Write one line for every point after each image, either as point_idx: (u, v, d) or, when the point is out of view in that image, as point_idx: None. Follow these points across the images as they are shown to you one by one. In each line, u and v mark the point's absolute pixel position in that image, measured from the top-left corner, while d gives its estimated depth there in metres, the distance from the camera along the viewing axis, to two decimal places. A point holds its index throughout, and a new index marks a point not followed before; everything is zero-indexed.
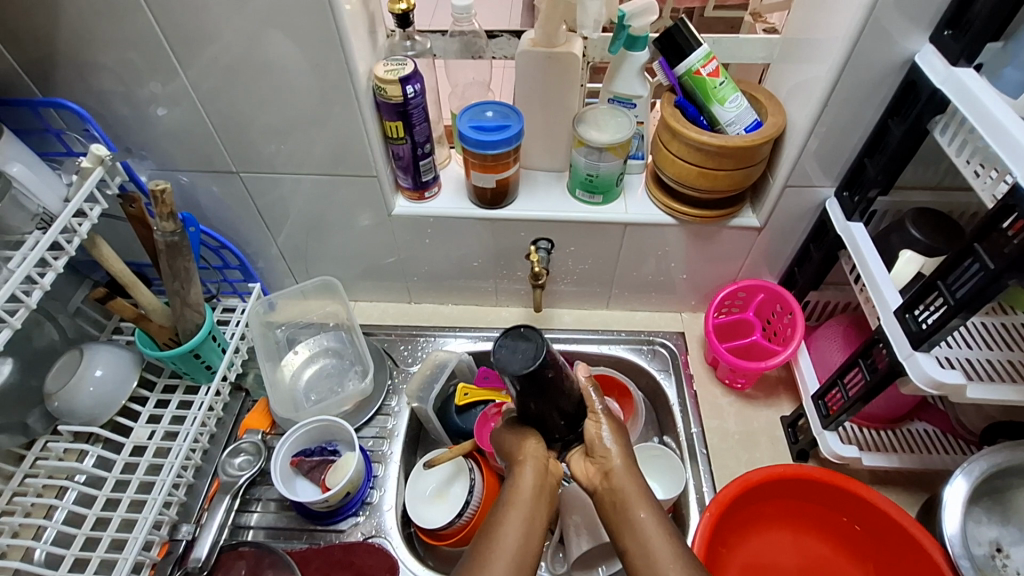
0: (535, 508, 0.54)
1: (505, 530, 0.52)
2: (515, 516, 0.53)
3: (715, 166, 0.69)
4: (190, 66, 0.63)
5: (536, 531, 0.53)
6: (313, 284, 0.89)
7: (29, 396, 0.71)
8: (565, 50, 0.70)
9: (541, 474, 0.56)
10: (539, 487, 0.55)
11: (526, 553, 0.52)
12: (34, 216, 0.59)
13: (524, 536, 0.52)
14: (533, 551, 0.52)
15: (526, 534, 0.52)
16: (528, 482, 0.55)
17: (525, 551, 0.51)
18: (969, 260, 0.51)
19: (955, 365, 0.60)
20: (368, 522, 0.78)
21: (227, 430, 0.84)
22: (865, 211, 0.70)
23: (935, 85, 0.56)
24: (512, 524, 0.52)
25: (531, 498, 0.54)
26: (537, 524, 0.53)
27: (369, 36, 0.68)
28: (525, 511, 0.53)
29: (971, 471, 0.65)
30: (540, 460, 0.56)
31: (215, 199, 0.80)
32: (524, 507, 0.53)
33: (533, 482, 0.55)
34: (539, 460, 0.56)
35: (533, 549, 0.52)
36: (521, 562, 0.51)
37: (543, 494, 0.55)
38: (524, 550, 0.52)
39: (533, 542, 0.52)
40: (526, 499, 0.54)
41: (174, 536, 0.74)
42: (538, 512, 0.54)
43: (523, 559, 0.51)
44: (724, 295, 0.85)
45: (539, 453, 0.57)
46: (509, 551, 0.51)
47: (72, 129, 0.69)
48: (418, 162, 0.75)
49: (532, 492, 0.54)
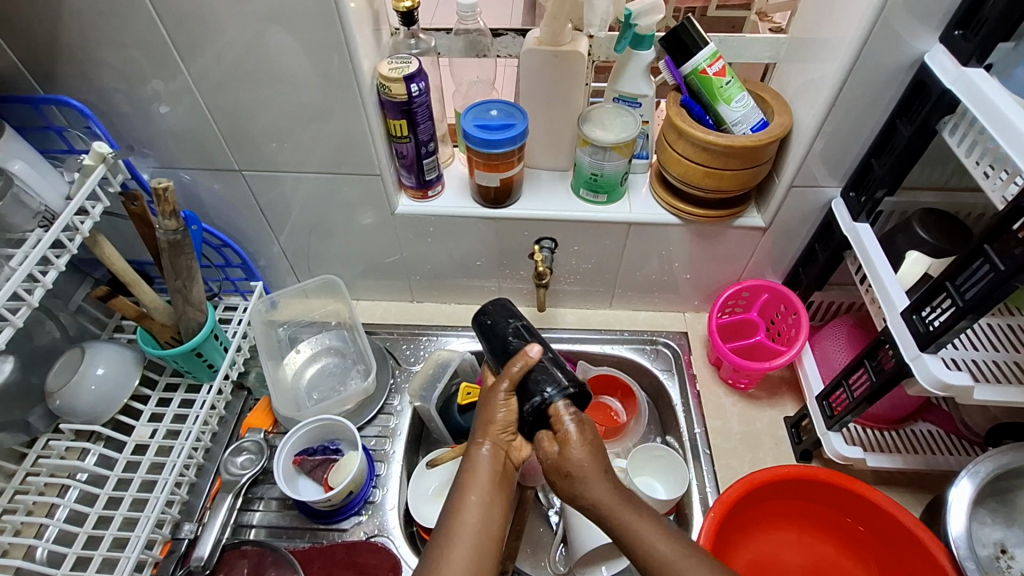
0: (495, 489, 0.54)
1: (464, 512, 0.52)
2: (474, 498, 0.53)
3: (721, 166, 0.69)
4: (194, 63, 0.63)
5: (495, 515, 0.53)
6: (316, 282, 0.88)
7: (30, 395, 0.71)
8: (571, 49, 0.69)
9: (498, 455, 0.56)
10: (495, 467, 0.55)
11: (487, 539, 0.52)
12: (37, 213, 0.59)
13: (482, 521, 0.52)
14: (493, 543, 0.52)
15: (485, 517, 0.53)
16: (485, 466, 0.55)
17: (485, 538, 0.52)
18: (979, 260, 0.51)
19: (962, 366, 0.60)
20: (372, 522, 0.78)
21: (229, 429, 0.84)
22: (871, 211, 0.69)
23: (944, 85, 0.56)
24: (471, 509, 0.52)
25: (488, 478, 0.54)
26: (496, 506, 0.54)
27: (374, 33, 0.68)
28: (483, 494, 0.54)
29: (977, 472, 0.65)
30: (497, 434, 0.57)
31: (217, 197, 0.80)
32: (481, 487, 0.54)
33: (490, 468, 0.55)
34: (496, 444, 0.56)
35: (493, 538, 0.52)
36: (481, 556, 0.51)
37: (499, 473, 0.55)
38: (485, 542, 0.51)
39: (492, 532, 0.52)
40: (485, 484, 0.54)
41: (176, 535, 0.74)
42: (496, 494, 0.54)
43: (483, 551, 0.51)
44: (728, 295, 0.85)
45: (501, 431, 0.57)
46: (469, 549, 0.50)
47: (74, 126, 0.68)
48: (421, 162, 0.75)
49: (490, 472, 0.55)
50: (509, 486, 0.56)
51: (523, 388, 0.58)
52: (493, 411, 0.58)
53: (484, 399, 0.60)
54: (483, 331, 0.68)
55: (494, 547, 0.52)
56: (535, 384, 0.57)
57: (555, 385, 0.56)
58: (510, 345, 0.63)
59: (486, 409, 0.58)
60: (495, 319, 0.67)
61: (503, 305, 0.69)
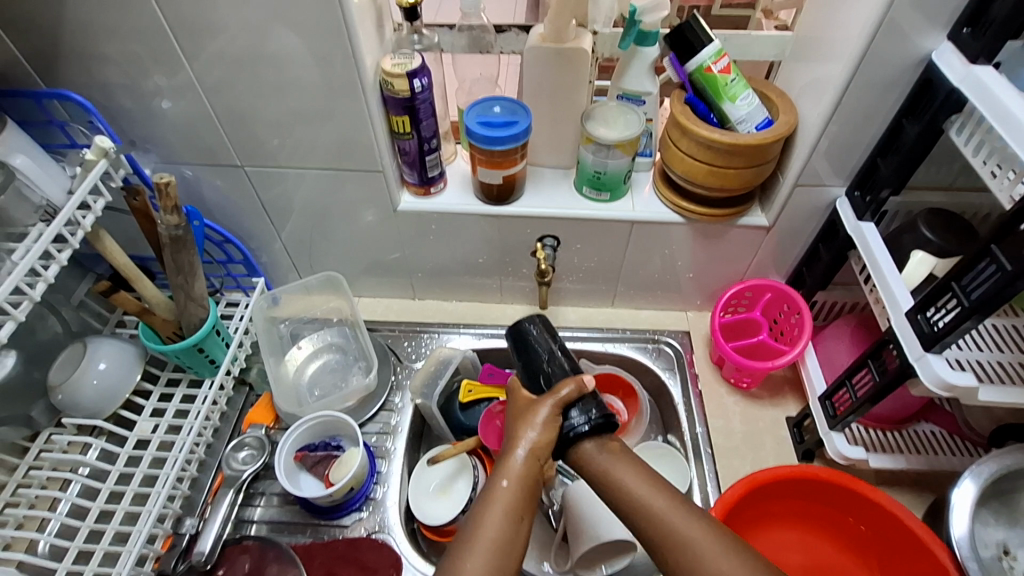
0: (521, 506, 0.50)
1: (486, 524, 0.48)
2: (500, 512, 0.49)
3: (725, 164, 0.68)
4: (196, 58, 0.63)
5: (519, 533, 0.49)
6: (317, 279, 0.88)
7: (31, 389, 0.71)
8: (575, 45, 0.69)
9: (532, 470, 0.51)
10: (529, 479, 0.51)
11: (508, 553, 0.48)
12: (38, 208, 0.59)
13: (504, 539, 0.48)
14: (513, 562, 0.48)
15: (509, 533, 0.49)
16: (521, 472, 0.51)
17: (505, 556, 0.47)
18: (985, 261, 0.50)
19: (966, 366, 0.59)
20: (372, 518, 0.78)
21: (231, 424, 0.84)
22: (876, 211, 0.69)
23: (953, 83, 0.56)
24: (495, 521, 0.49)
25: (517, 494, 0.50)
26: (521, 523, 0.50)
27: (377, 28, 0.67)
28: (509, 509, 0.49)
29: (980, 473, 0.65)
30: (536, 452, 0.52)
31: (218, 192, 0.79)
32: (508, 503, 0.50)
33: (525, 475, 0.51)
34: (535, 452, 0.52)
35: (516, 545, 0.49)
36: (501, 561, 0.47)
37: (529, 489, 0.51)
38: (508, 545, 0.48)
39: (514, 550, 0.48)
40: (517, 492, 0.50)
41: (178, 529, 0.73)
42: (522, 512, 0.50)
43: (504, 556, 0.48)
44: (730, 294, 0.85)
45: (540, 447, 0.52)
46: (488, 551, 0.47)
47: (77, 121, 0.68)
48: (424, 158, 0.75)
49: (520, 488, 0.50)
50: (533, 504, 0.51)
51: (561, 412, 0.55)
52: (533, 426, 0.53)
53: (521, 412, 0.55)
54: (518, 344, 0.63)
55: (513, 564, 0.48)
56: (574, 408, 0.54)
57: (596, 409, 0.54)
58: (551, 361, 0.60)
59: (525, 423, 0.53)
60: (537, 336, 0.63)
61: (543, 319, 0.65)
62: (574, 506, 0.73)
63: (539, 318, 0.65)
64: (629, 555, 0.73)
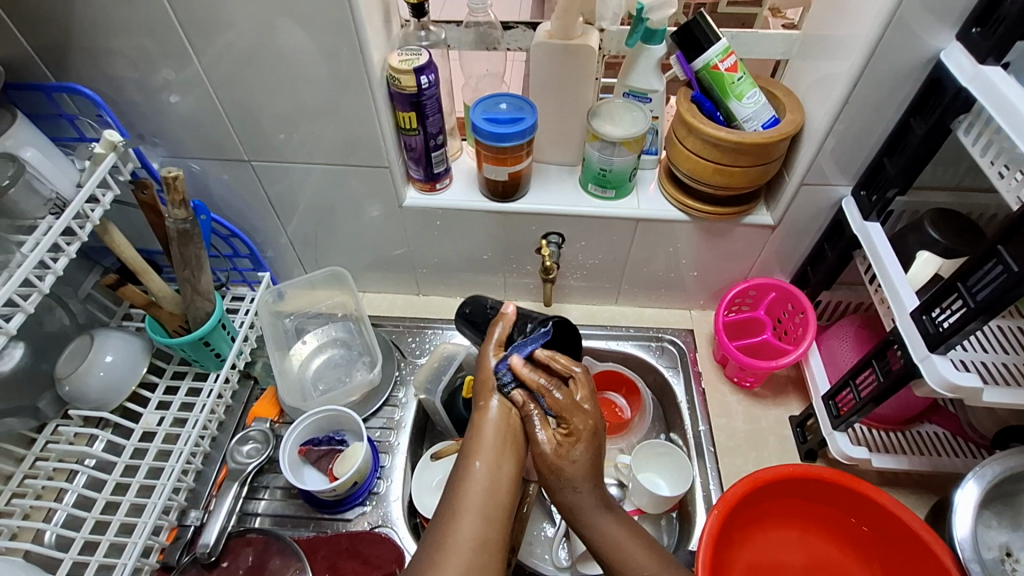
0: (499, 454, 0.59)
1: (470, 478, 0.57)
2: (479, 465, 0.58)
3: (731, 163, 0.68)
4: (204, 53, 0.63)
5: (501, 477, 0.58)
6: (323, 274, 0.89)
7: (40, 380, 0.71)
8: (581, 43, 0.69)
9: (503, 414, 0.61)
10: (502, 424, 0.61)
11: (494, 503, 0.56)
12: (47, 201, 0.59)
13: (486, 491, 0.57)
14: (500, 510, 0.56)
15: (490, 481, 0.57)
16: (491, 422, 0.61)
17: (490, 506, 0.56)
18: (991, 262, 0.50)
19: (970, 368, 0.59)
20: (376, 512, 0.78)
21: (236, 417, 0.84)
22: (882, 211, 0.69)
23: (961, 84, 0.55)
24: (476, 474, 0.57)
25: (493, 440, 0.59)
26: (502, 470, 0.58)
27: (384, 25, 0.68)
28: (487, 460, 0.58)
29: (984, 475, 0.65)
30: (499, 393, 0.62)
31: (225, 187, 0.80)
32: (486, 454, 0.58)
33: (496, 421, 0.61)
34: (503, 400, 0.62)
35: (500, 497, 0.57)
36: (490, 509, 0.56)
37: (504, 429, 0.61)
38: (492, 496, 0.57)
39: (499, 497, 0.57)
40: (491, 437, 0.60)
41: (183, 522, 0.74)
42: (501, 456, 0.59)
43: (492, 504, 0.56)
44: (734, 293, 0.84)
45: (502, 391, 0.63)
46: (475, 504, 0.56)
47: (85, 114, 0.69)
48: (430, 154, 0.75)
49: (493, 434, 0.60)
50: (514, 445, 0.60)
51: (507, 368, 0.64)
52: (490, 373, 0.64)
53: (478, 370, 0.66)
54: (465, 318, 0.81)
55: (499, 514, 0.56)
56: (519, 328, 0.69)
57: (535, 323, 0.69)
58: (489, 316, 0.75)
59: (483, 377, 0.64)
60: (475, 312, 0.80)
61: (478, 297, 0.82)
62: None
63: (473, 299, 0.81)
64: None
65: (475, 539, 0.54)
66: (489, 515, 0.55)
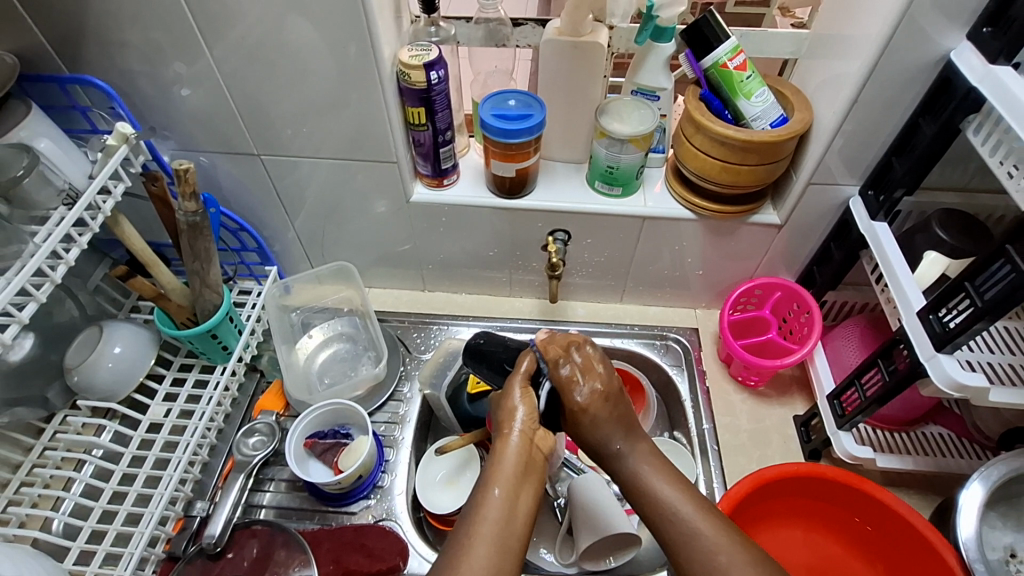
0: (519, 484, 0.52)
1: (487, 505, 0.50)
2: (498, 492, 0.51)
3: (739, 161, 0.68)
4: (216, 46, 0.63)
5: (520, 507, 0.51)
6: (330, 268, 0.89)
7: (49, 370, 0.72)
8: (591, 40, 0.69)
9: (526, 444, 0.55)
10: (523, 456, 0.54)
11: (510, 536, 0.49)
12: (60, 191, 0.60)
13: (504, 518, 0.50)
14: (517, 539, 0.50)
15: (508, 510, 0.50)
16: (511, 453, 0.54)
17: (508, 534, 0.49)
18: (1000, 261, 0.50)
19: (977, 368, 0.59)
20: (380, 506, 0.79)
21: (242, 411, 0.85)
22: (890, 211, 0.69)
23: (971, 83, 0.55)
24: (495, 501, 0.51)
25: (514, 470, 0.53)
26: (520, 501, 0.52)
27: (395, 21, 0.68)
28: (506, 487, 0.52)
29: (989, 476, 0.65)
30: (525, 425, 0.56)
31: (235, 181, 0.80)
32: (506, 481, 0.52)
33: (517, 454, 0.54)
34: (525, 434, 0.55)
35: (518, 529, 0.50)
36: (505, 543, 0.49)
37: (524, 463, 0.54)
38: (509, 524, 0.50)
39: (516, 529, 0.50)
40: (510, 470, 0.53)
41: (188, 512, 0.75)
42: (521, 487, 0.52)
43: (507, 538, 0.49)
44: (740, 292, 0.85)
45: (526, 421, 0.56)
46: (491, 533, 0.49)
47: (98, 107, 0.69)
48: (438, 150, 0.75)
49: (514, 464, 0.53)
50: (534, 478, 0.54)
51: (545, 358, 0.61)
52: (510, 404, 0.57)
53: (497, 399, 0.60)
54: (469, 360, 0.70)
55: (517, 545, 0.49)
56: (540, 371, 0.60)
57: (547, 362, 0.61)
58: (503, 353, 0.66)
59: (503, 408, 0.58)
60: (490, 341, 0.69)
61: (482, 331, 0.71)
62: (582, 499, 0.74)
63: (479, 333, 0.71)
64: (633, 548, 0.73)
65: (490, 568, 0.47)
66: (506, 548, 0.49)
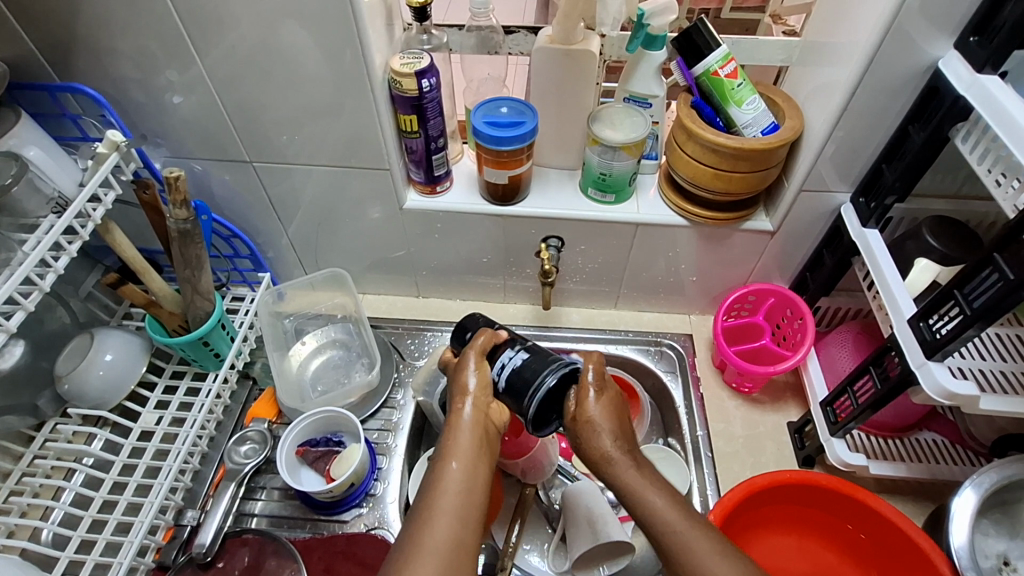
0: (476, 455, 0.53)
1: (446, 479, 0.51)
2: (456, 465, 0.52)
3: (730, 168, 0.69)
4: (208, 55, 0.63)
5: (478, 479, 0.52)
6: (323, 275, 0.89)
7: (39, 379, 0.71)
8: (582, 47, 0.69)
9: (480, 417, 0.56)
10: (478, 431, 0.55)
11: (470, 503, 0.50)
12: (49, 199, 0.59)
13: (463, 488, 0.51)
14: (477, 508, 0.51)
15: (467, 482, 0.51)
16: (467, 427, 0.54)
17: (467, 503, 0.50)
18: (988, 269, 0.50)
19: (968, 376, 0.59)
20: (372, 514, 0.78)
21: (234, 418, 0.85)
22: (881, 218, 0.69)
23: (959, 91, 0.56)
24: (453, 474, 0.51)
25: (471, 443, 0.53)
26: (479, 472, 0.52)
27: (387, 28, 0.68)
28: (464, 460, 0.52)
29: (982, 483, 0.65)
30: (478, 396, 0.56)
31: (227, 188, 0.80)
32: (464, 455, 0.53)
33: (471, 428, 0.54)
34: (480, 408, 0.56)
35: (477, 496, 0.51)
36: (466, 509, 0.50)
37: (480, 437, 0.54)
38: (468, 497, 0.51)
39: (476, 496, 0.51)
40: (467, 444, 0.53)
41: (179, 521, 0.75)
42: (479, 457, 0.53)
43: (468, 504, 0.50)
44: (733, 298, 0.84)
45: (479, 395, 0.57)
46: (451, 503, 0.50)
47: (89, 114, 0.69)
48: (431, 157, 0.75)
49: (471, 437, 0.54)
50: (489, 450, 0.55)
51: (539, 355, 0.58)
52: (465, 378, 0.57)
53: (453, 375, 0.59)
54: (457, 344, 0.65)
55: (475, 514, 0.50)
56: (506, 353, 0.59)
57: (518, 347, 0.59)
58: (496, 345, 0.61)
59: (458, 380, 0.58)
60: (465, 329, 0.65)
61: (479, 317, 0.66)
62: (575, 508, 0.74)
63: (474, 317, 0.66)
64: (627, 558, 0.72)
65: (450, 539, 0.48)
66: (466, 514, 0.50)
